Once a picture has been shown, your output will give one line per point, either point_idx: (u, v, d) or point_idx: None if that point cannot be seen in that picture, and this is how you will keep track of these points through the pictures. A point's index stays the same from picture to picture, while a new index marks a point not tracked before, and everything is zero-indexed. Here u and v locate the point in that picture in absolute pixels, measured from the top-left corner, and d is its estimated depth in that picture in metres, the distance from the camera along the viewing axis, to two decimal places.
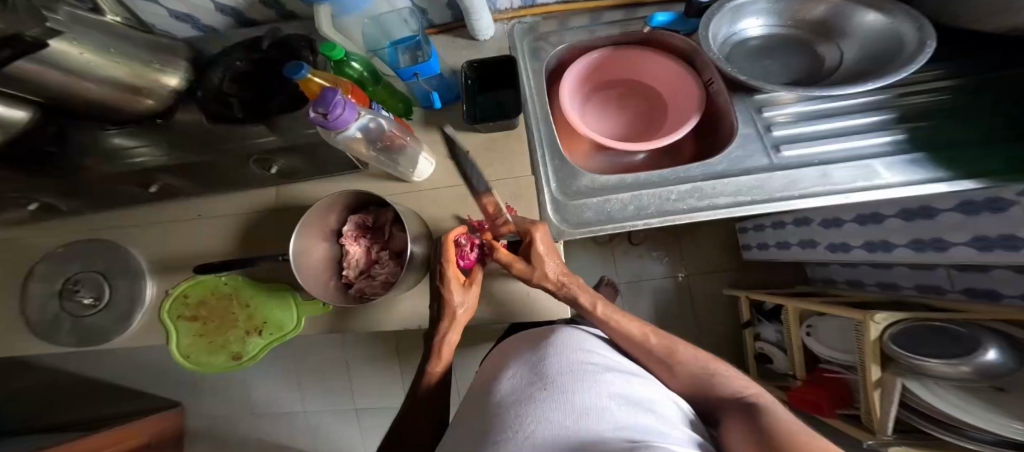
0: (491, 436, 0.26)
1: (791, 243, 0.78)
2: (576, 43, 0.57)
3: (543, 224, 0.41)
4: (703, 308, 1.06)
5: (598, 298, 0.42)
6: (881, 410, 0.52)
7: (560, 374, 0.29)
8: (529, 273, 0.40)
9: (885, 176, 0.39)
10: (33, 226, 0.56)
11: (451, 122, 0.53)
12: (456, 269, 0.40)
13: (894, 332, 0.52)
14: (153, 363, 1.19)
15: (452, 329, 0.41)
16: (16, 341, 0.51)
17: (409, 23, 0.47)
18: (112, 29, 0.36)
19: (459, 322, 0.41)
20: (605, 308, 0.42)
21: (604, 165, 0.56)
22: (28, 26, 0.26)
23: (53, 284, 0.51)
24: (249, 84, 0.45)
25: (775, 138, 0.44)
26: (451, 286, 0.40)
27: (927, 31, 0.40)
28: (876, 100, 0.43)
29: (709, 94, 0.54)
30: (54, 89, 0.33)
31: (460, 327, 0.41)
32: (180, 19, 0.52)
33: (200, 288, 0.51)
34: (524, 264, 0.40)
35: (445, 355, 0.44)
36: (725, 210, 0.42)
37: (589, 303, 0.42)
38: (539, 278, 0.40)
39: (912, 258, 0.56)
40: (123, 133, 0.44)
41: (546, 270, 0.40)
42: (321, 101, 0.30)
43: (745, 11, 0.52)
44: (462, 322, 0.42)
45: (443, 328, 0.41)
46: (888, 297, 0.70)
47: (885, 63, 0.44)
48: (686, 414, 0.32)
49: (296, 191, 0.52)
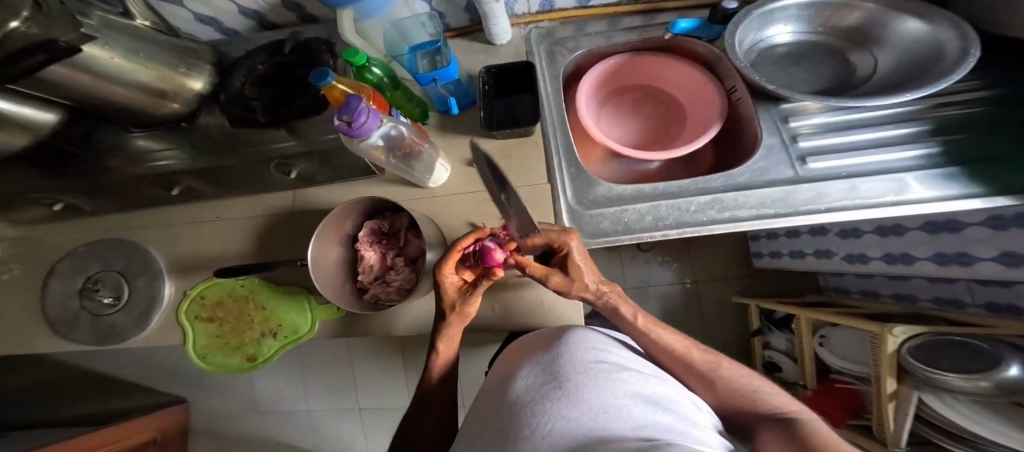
0: (509, 436, 0.26)
1: (806, 252, 0.77)
2: (594, 48, 0.57)
3: (576, 231, 0.36)
4: (711, 316, 1.06)
5: (639, 309, 0.41)
6: (894, 424, 0.52)
7: (576, 373, 0.29)
8: (567, 286, 0.37)
9: (918, 190, 0.38)
10: (51, 225, 0.56)
11: (469, 128, 0.53)
12: (452, 276, 0.38)
13: (911, 346, 0.51)
14: (161, 359, 1.20)
15: (453, 325, 0.41)
16: (38, 338, 0.52)
17: (427, 26, 0.48)
18: (141, 32, 0.36)
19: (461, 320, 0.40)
20: (645, 319, 0.40)
21: (620, 172, 0.56)
22: (61, 31, 0.26)
23: (73, 282, 0.52)
24: (273, 88, 0.45)
25: (800, 149, 0.43)
26: (447, 289, 0.39)
27: (970, 40, 0.39)
28: (906, 111, 0.43)
29: (732, 101, 0.53)
30: (85, 91, 0.34)
31: (460, 324, 0.41)
32: (204, 22, 0.53)
33: (216, 289, 0.51)
34: (561, 276, 0.37)
35: (445, 350, 0.43)
36: (748, 223, 0.41)
37: (630, 314, 0.40)
38: (578, 290, 0.38)
39: (936, 271, 0.55)
40: (148, 135, 0.45)
41: (585, 281, 0.37)
42: (346, 109, 0.30)
43: (775, 17, 0.51)
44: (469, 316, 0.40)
45: (448, 324, 0.41)
46: (906, 309, 0.69)
47: (924, 72, 0.43)
48: (715, 425, 0.30)
49: (313, 194, 0.52)
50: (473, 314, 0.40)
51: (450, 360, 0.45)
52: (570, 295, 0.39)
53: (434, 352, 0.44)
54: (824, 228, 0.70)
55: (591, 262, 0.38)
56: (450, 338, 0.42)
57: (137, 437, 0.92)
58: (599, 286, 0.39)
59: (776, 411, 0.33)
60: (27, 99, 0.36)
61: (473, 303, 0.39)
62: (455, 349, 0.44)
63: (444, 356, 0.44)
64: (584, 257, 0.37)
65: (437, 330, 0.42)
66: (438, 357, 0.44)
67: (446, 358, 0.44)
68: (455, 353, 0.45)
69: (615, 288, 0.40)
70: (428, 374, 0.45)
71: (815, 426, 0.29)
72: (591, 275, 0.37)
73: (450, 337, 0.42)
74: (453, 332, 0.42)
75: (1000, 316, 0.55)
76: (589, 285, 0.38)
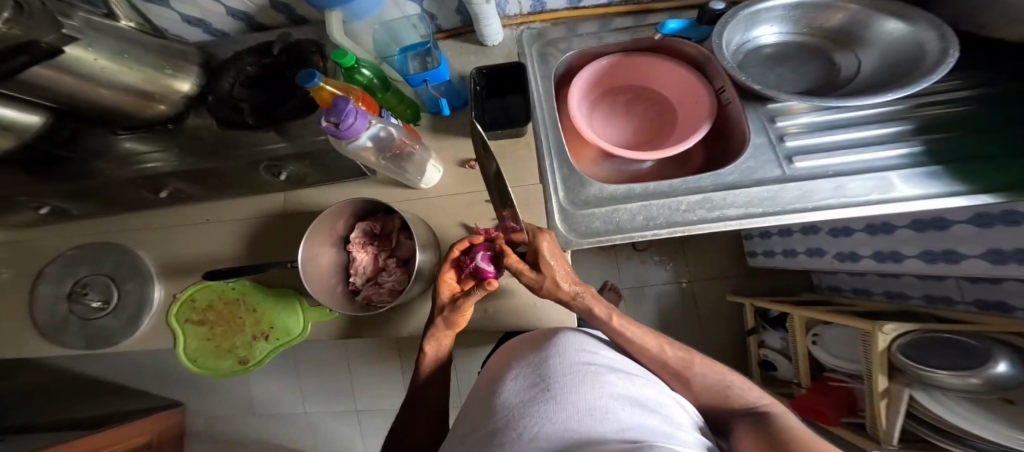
0: (496, 438, 0.26)
1: (799, 251, 0.78)
2: (584, 49, 0.57)
3: (550, 232, 0.36)
4: (706, 315, 1.06)
5: (613, 309, 0.39)
6: (886, 421, 0.52)
7: (563, 374, 0.29)
8: (539, 283, 0.36)
9: (902, 189, 0.39)
10: (41, 229, 0.56)
11: (460, 129, 0.53)
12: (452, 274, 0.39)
13: (902, 343, 0.51)
14: (156, 362, 1.20)
15: (437, 329, 0.41)
16: (27, 343, 0.51)
17: (418, 28, 0.49)
18: (126, 34, 0.36)
19: (449, 328, 0.41)
20: (620, 320, 0.39)
21: (611, 172, 0.56)
22: (43, 33, 0.26)
23: (62, 286, 0.52)
24: (262, 90, 0.45)
25: (788, 149, 0.44)
26: (443, 291, 0.39)
27: (950, 40, 0.40)
28: (891, 110, 0.43)
29: (721, 101, 0.53)
30: (71, 93, 0.34)
31: (452, 332, 0.42)
32: (193, 24, 0.53)
33: (206, 292, 0.50)
34: (534, 272, 0.36)
35: (434, 349, 0.43)
36: (737, 222, 0.42)
37: (604, 314, 0.38)
38: (550, 288, 0.37)
39: (924, 269, 0.55)
40: (135, 137, 0.45)
41: (558, 280, 0.36)
42: (333, 110, 0.30)
43: (761, 18, 0.52)
44: (460, 325, 0.41)
45: (434, 329, 0.41)
46: (896, 306, 0.70)
47: (907, 73, 0.44)
48: (697, 423, 0.31)
49: (304, 196, 0.52)
50: (463, 322, 0.40)
51: (441, 358, 0.45)
52: (542, 291, 0.38)
53: (421, 355, 0.44)
54: (815, 227, 0.71)
55: (568, 274, 0.37)
56: (439, 343, 0.43)
57: (134, 440, 0.92)
58: (571, 284, 0.37)
59: (748, 406, 0.34)
60: (11, 101, 0.36)
61: (463, 312, 0.38)
62: (447, 352, 0.45)
63: (435, 357, 0.44)
64: (551, 250, 0.36)
65: (424, 332, 0.43)
66: (426, 356, 0.44)
67: (435, 356, 0.44)
68: (447, 351, 0.45)
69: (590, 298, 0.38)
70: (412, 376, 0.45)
71: (782, 418, 0.30)
72: (561, 274, 0.36)
73: (438, 340, 0.42)
74: (441, 336, 0.42)
75: (988, 312, 0.56)
76: (560, 283, 0.36)
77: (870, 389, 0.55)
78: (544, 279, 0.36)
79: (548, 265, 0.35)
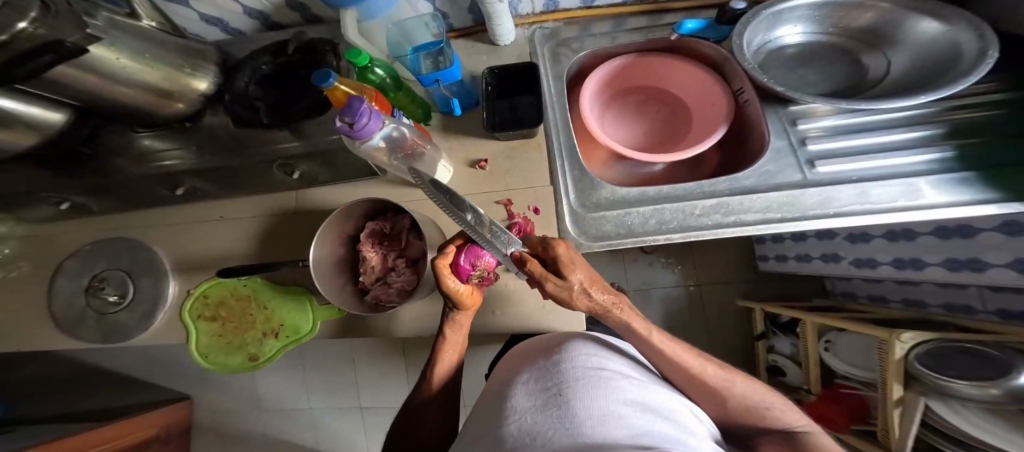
0: (506, 443, 0.25)
1: (812, 256, 0.76)
2: (597, 49, 0.56)
3: (564, 240, 0.33)
4: (714, 318, 1.05)
5: (653, 326, 0.37)
6: (900, 430, 0.50)
7: (575, 379, 0.29)
8: (563, 291, 0.33)
9: (930, 196, 0.37)
10: (59, 222, 0.57)
11: (471, 129, 0.53)
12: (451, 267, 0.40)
13: (918, 352, 0.49)
14: (165, 355, 1.22)
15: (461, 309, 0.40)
16: (44, 335, 0.52)
17: (430, 27, 0.48)
18: (147, 33, 0.36)
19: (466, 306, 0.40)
20: (661, 336, 0.37)
21: (623, 174, 0.55)
22: (71, 33, 0.26)
23: (79, 280, 0.53)
24: (276, 88, 0.45)
25: (809, 153, 0.43)
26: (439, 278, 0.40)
27: (989, 40, 0.38)
28: (922, 113, 0.42)
29: (739, 103, 0.52)
30: (94, 91, 0.34)
31: (471, 309, 0.41)
32: (210, 23, 0.53)
33: (219, 289, 0.51)
34: (557, 278, 0.33)
35: (454, 332, 0.42)
36: (754, 227, 0.41)
37: (644, 330, 0.36)
38: (578, 300, 0.34)
39: (946, 278, 0.54)
40: (155, 136, 0.45)
41: (580, 286, 0.33)
42: (347, 110, 0.30)
43: (785, 17, 0.51)
44: (474, 304, 0.40)
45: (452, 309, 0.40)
46: (914, 315, 0.68)
47: (941, 75, 0.42)
48: (714, 435, 0.30)
49: (316, 196, 0.52)
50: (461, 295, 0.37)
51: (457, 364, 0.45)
52: (569, 302, 0.34)
53: (441, 340, 0.43)
54: (831, 232, 0.70)
55: (594, 282, 0.34)
56: (457, 324, 0.42)
57: (135, 436, 0.92)
58: (601, 292, 0.35)
59: (785, 428, 0.34)
60: (34, 98, 0.36)
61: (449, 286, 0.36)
62: (466, 335, 0.44)
63: (447, 364, 0.44)
64: (570, 256, 0.33)
65: (444, 315, 0.42)
66: (444, 342, 0.43)
67: (449, 363, 0.44)
68: (460, 358, 0.45)
69: (624, 309, 0.36)
70: (428, 384, 0.45)
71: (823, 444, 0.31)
72: (584, 279, 0.33)
73: (458, 322, 0.42)
74: (460, 317, 0.41)
75: (1010, 323, 0.54)
76: (588, 290, 0.34)
77: (884, 398, 0.53)
78: (569, 288, 0.33)
79: (573, 272, 0.32)
